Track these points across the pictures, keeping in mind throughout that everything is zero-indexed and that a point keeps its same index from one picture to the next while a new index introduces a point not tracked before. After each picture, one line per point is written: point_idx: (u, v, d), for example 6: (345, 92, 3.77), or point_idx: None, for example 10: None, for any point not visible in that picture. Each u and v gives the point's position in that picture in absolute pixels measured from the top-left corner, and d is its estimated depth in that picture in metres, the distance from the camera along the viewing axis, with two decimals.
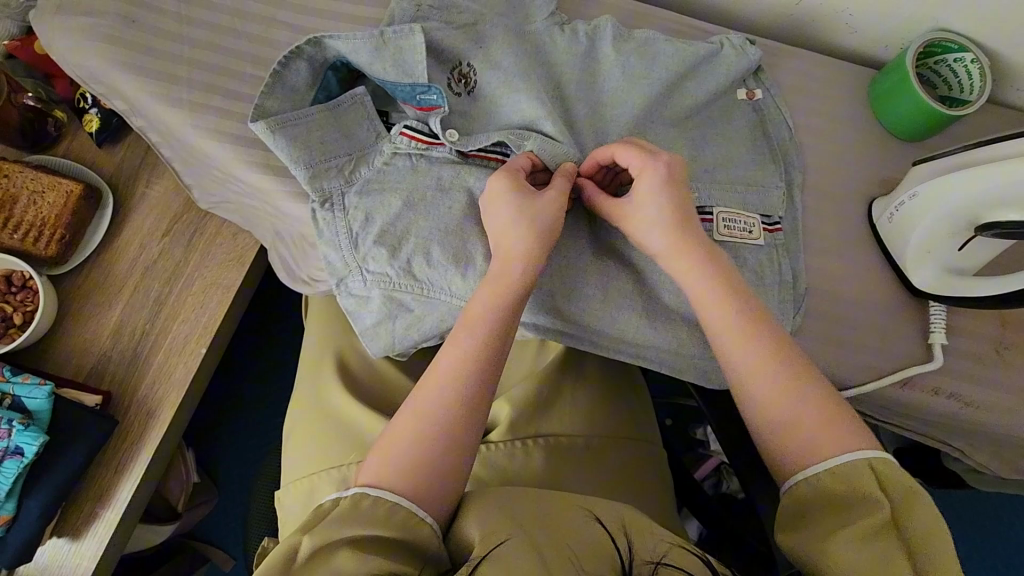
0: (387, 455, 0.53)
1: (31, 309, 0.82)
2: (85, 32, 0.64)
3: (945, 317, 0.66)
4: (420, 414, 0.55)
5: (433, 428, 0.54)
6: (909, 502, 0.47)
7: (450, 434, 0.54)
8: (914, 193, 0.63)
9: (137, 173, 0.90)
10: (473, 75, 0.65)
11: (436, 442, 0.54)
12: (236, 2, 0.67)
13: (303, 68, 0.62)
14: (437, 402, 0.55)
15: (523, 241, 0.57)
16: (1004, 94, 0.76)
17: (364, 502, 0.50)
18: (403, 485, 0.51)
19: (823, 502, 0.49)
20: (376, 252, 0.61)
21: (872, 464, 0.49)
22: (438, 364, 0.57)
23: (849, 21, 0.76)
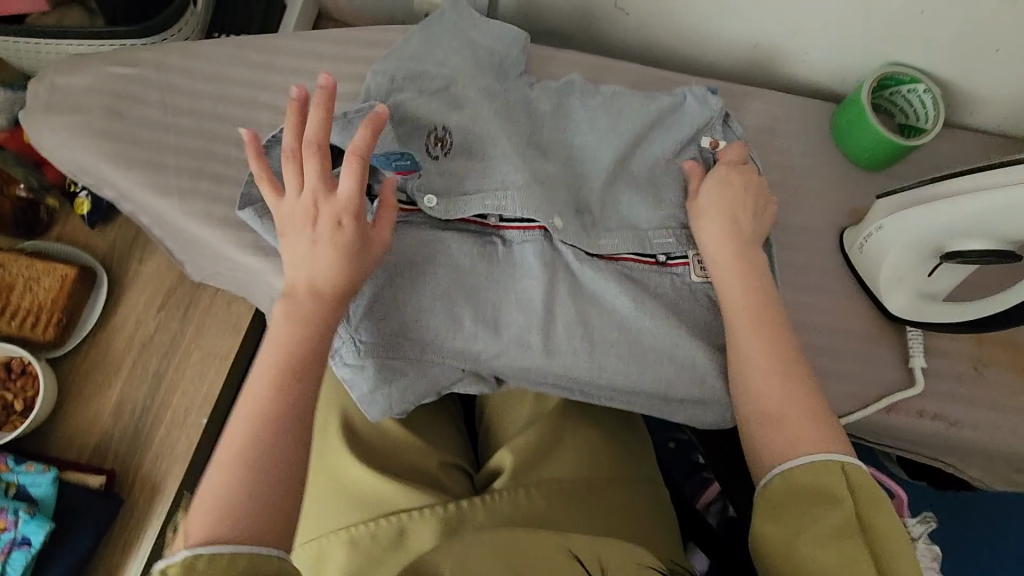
0: (204, 514, 0.47)
1: (32, 394, 0.83)
2: (73, 130, 0.66)
3: (923, 340, 0.68)
4: (226, 461, 0.49)
5: (241, 468, 0.49)
6: (873, 502, 0.50)
7: (270, 470, 0.49)
8: (879, 225, 0.66)
9: (130, 250, 0.92)
10: (449, 139, 0.67)
11: (257, 480, 0.49)
12: (219, 89, 0.70)
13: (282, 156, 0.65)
14: (262, 432, 0.50)
15: (310, 273, 0.56)
16: (959, 118, 0.80)
17: (196, 565, 0.44)
18: (259, 531, 0.48)
19: (795, 496, 0.52)
20: (368, 321, 0.63)
21: (842, 465, 0.52)
22: (248, 394, 0.52)
23: (806, 61, 0.80)
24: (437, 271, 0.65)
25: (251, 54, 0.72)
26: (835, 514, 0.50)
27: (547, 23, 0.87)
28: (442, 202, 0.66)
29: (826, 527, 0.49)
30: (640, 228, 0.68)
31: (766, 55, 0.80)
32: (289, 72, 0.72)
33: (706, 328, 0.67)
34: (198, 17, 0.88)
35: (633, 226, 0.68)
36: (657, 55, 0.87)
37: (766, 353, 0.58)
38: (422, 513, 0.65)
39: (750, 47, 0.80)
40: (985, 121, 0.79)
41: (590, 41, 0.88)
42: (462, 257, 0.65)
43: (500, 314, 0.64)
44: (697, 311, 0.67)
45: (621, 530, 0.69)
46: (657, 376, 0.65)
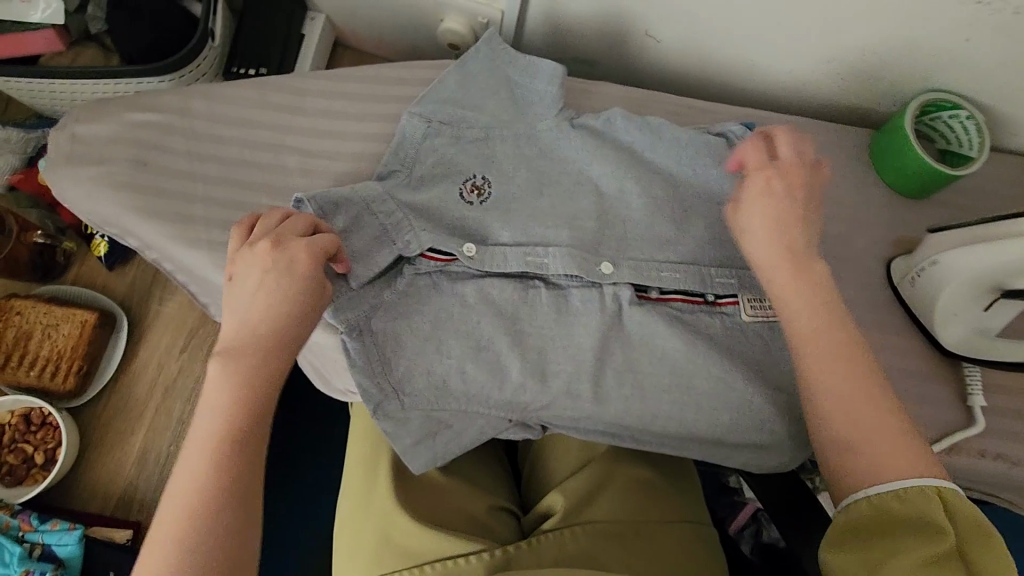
0: None
1: (53, 446, 0.81)
2: (97, 180, 0.64)
3: (981, 376, 0.66)
4: (166, 540, 0.43)
5: (185, 536, 0.44)
6: (976, 538, 0.44)
7: (219, 539, 0.44)
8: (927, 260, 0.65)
9: (149, 291, 0.89)
10: (486, 188, 0.66)
11: (202, 561, 0.43)
12: (247, 133, 0.68)
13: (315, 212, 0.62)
14: (200, 488, 0.45)
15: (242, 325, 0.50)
16: (1000, 141, 0.78)
17: None
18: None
19: (878, 525, 0.46)
20: (412, 374, 0.61)
21: (939, 491, 0.46)
22: (197, 454, 0.47)
23: (844, 86, 0.78)
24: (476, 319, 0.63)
25: (278, 94, 0.70)
26: (930, 546, 0.44)
27: (574, 50, 0.86)
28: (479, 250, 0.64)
29: (920, 560, 0.44)
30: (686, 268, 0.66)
31: (802, 82, 0.79)
32: (317, 112, 0.70)
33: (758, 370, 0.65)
34: (216, 51, 0.86)
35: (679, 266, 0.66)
36: (688, 81, 0.85)
37: (830, 386, 0.51)
38: (470, 559, 0.62)
39: (785, 73, 0.78)
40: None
41: (618, 68, 0.86)
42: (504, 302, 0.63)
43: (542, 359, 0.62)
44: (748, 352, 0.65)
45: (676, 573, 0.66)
46: (711, 421, 0.63)
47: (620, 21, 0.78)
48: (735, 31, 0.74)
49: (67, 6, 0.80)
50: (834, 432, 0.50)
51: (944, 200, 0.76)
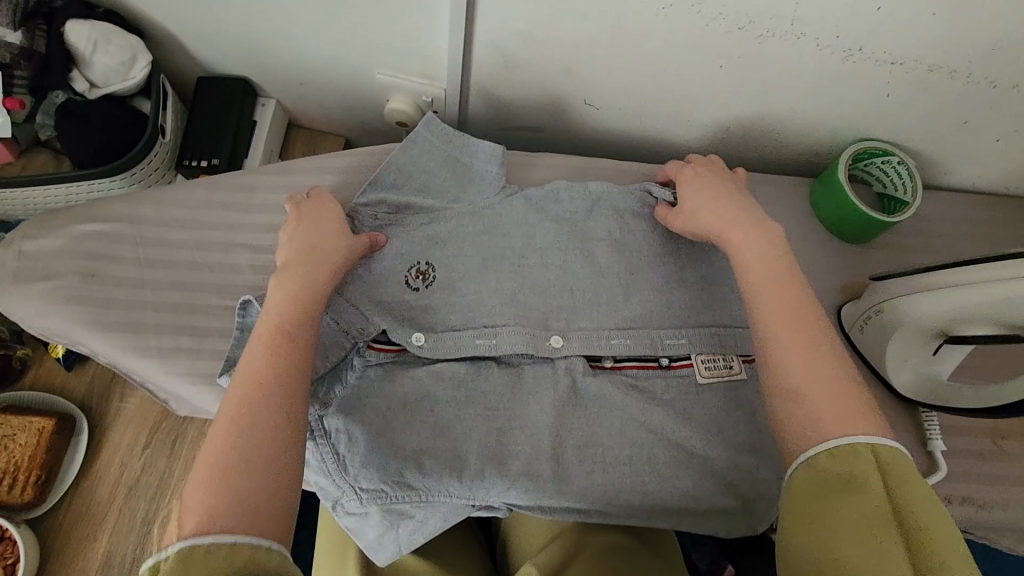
0: (196, 504, 0.43)
1: (12, 562, 0.78)
2: (44, 294, 0.63)
3: (938, 419, 0.66)
4: (226, 452, 0.45)
5: (232, 457, 0.45)
6: (906, 483, 0.42)
7: (263, 452, 0.46)
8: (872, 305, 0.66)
9: (109, 389, 0.88)
10: (431, 273, 0.67)
11: (254, 469, 0.45)
12: (195, 233, 0.68)
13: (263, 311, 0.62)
14: (242, 441, 0.46)
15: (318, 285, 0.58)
16: (935, 178, 0.81)
17: (194, 556, 0.39)
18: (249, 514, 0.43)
19: (822, 486, 0.44)
20: (366, 472, 0.59)
21: (874, 447, 0.44)
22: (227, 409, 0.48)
23: (779, 139, 0.80)
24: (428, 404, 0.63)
25: (223, 191, 0.71)
26: (870, 504, 0.42)
27: (518, 120, 0.88)
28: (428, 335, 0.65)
29: (859, 522, 0.41)
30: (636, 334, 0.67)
31: (738, 138, 0.81)
32: (264, 207, 0.71)
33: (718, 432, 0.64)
34: (167, 146, 0.88)
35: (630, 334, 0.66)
36: (630, 142, 0.88)
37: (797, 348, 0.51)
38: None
39: (721, 130, 0.81)
40: (958, 180, 0.81)
41: (564, 132, 0.89)
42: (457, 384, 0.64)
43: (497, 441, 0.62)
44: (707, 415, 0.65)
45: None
46: (675, 491, 0.62)
47: (558, 92, 0.81)
48: (668, 95, 0.77)
49: (14, 119, 0.81)
50: (781, 379, 0.50)
51: (885, 242, 0.78)
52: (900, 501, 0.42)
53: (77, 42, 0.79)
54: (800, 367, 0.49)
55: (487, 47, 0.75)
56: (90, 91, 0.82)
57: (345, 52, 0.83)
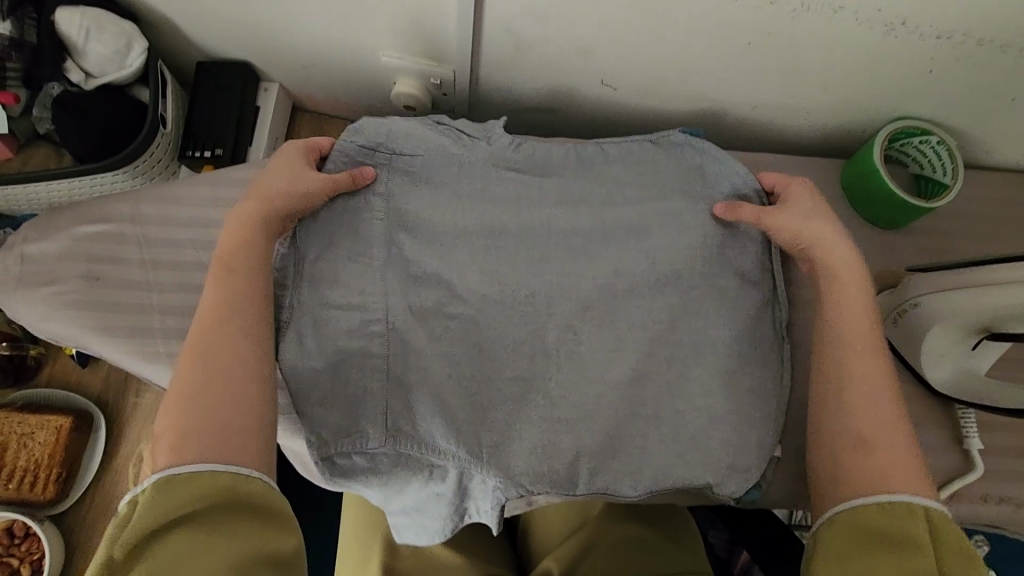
0: (175, 412, 0.47)
1: (38, 556, 0.79)
2: (50, 300, 0.62)
3: (975, 418, 0.63)
4: (179, 385, 0.49)
5: (193, 385, 0.48)
6: (961, 558, 0.47)
7: (200, 401, 0.48)
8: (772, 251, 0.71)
9: (125, 384, 0.87)
10: (431, 437, 0.62)
11: (215, 370, 0.49)
12: (201, 231, 0.66)
13: (382, 451, 0.62)
14: (195, 379, 0.48)
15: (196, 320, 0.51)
16: (974, 157, 0.76)
17: (188, 512, 0.44)
18: (214, 450, 0.46)
19: (878, 533, 0.49)
20: (371, 430, 0.61)
21: (927, 511, 0.50)
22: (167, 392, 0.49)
23: (808, 117, 0.75)
24: (512, 458, 0.62)
25: (226, 187, 0.68)
26: (916, 560, 0.47)
27: (531, 104, 0.84)
28: (440, 334, 0.64)
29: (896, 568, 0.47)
30: (634, 330, 0.66)
31: (768, 119, 0.77)
32: None
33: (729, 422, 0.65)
34: (168, 137, 0.85)
35: (655, 332, 0.66)
36: (648, 125, 0.83)
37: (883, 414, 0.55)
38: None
39: (749, 110, 0.76)
40: (1002, 159, 0.76)
41: (578, 116, 0.84)
42: (556, 426, 0.64)
43: (554, 444, 0.63)
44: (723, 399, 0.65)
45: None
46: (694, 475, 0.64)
47: (570, 76, 0.76)
48: (694, 76, 0.72)
49: (9, 114, 0.79)
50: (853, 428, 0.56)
51: (925, 227, 0.74)
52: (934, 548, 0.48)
53: (66, 29, 0.75)
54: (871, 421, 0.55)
55: (496, 26, 0.70)
56: (86, 82, 0.79)
57: (346, 35, 0.78)
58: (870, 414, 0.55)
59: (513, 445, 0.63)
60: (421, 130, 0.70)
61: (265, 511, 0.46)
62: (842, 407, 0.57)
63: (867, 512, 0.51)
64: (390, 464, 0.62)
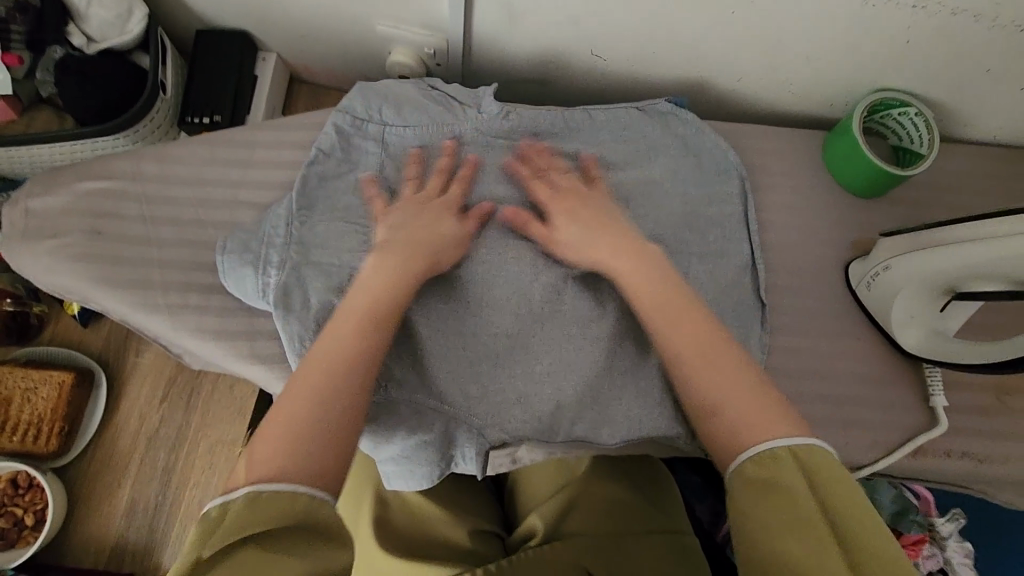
0: (285, 423, 0.49)
1: (41, 507, 0.82)
2: (53, 253, 0.64)
3: (942, 377, 0.66)
4: (295, 397, 0.50)
5: (324, 402, 0.50)
6: (835, 487, 0.47)
7: (326, 416, 0.50)
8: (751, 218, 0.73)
9: (125, 344, 0.90)
10: (422, 389, 0.65)
11: (344, 397, 0.51)
12: (200, 190, 0.69)
13: (373, 400, 0.64)
14: (337, 396, 0.51)
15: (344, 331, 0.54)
16: (952, 131, 0.78)
17: (259, 504, 0.44)
18: (306, 473, 0.47)
19: (763, 488, 0.49)
20: None
21: (796, 450, 0.50)
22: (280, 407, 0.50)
23: (791, 90, 0.77)
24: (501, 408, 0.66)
25: (224, 148, 0.71)
26: (795, 511, 0.47)
27: (523, 75, 0.86)
28: (431, 288, 0.67)
29: (787, 524, 0.46)
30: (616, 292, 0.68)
31: (752, 91, 0.79)
32: (267, 164, 0.71)
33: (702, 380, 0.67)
34: (168, 102, 0.87)
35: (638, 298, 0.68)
36: (636, 96, 0.85)
37: (731, 378, 0.56)
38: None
39: (734, 82, 0.78)
40: (980, 133, 0.78)
41: (568, 87, 0.86)
42: (539, 382, 0.66)
43: (539, 395, 0.66)
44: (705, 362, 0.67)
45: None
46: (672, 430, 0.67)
47: (560, 47, 0.78)
48: (681, 47, 0.74)
49: (12, 76, 0.80)
50: (704, 397, 0.57)
51: (902, 198, 0.76)
52: (821, 497, 0.47)
53: None
54: (712, 386, 0.56)
55: None
56: (88, 45, 0.81)
57: (342, 3, 0.80)
58: (715, 379, 0.56)
59: (499, 397, 0.66)
60: (415, 101, 0.74)
61: (335, 532, 0.45)
62: (685, 374, 0.58)
63: (745, 471, 0.51)
64: (380, 414, 0.65)
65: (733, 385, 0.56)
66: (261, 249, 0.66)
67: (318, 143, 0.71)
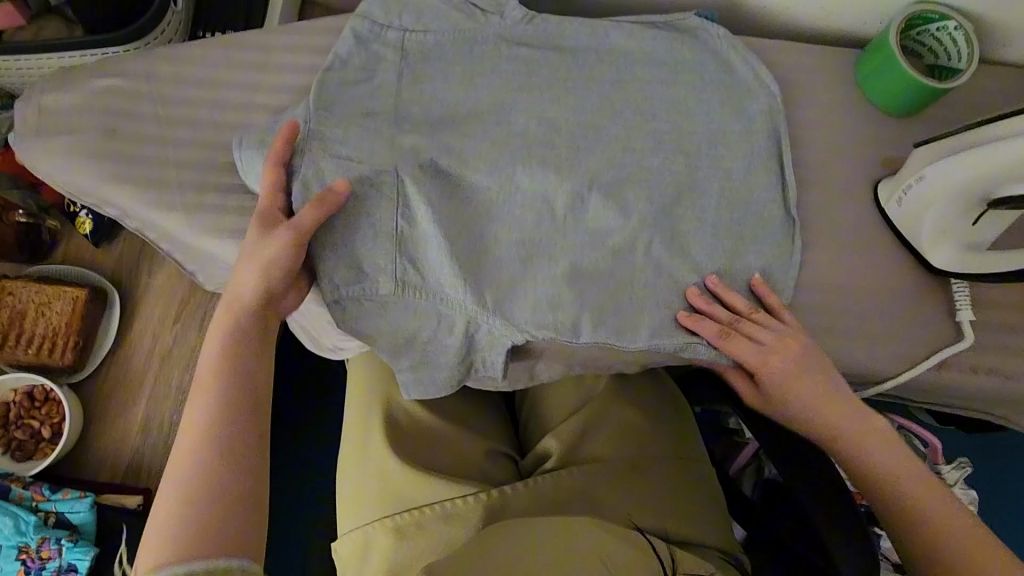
0: (170, 491, 0.49)
1: (58, 420, 0.82)
2: (66, 149, 0.63)
3: (969, 294, 0.66)
4: (180, 453, 0.51)
5: (195, 464, 0.50)
6: None
7: (203, 472, 0.50)
8: (780, 135, 0.71)
9: (138, 265, 0.89)
10: (444, 285, 0.62)
11: (214, 439, 0.51)
12: (215, 92, 0.67)
13: (392, 295, 0.63)
14: (195, 462, 0.50)
15: (199, 408, 0.52)
16: (988, 51, 0.76)
17: None
18: (222, 538, 0.48)
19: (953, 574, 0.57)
20: (383, 278, 0.62)
21: None
22: (170, 467, 0.51)
23: (823, 5, 0.75)
24: (523, 308, 0.63)
25: (240, 51, 0.69)
26: None
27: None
28: (454, 185, 0.65)
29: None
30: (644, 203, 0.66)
31: (784, 5, 0.76)
32: (283, 68, 0.69)
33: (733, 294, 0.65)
34: (179, 15, 0.84)
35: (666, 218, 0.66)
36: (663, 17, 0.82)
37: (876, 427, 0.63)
38: (466, 500, 0.67)
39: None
40: (1017, 53, 0.76)
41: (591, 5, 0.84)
42: (560, 292, 0.63)
43: (561, 299, 0.63)
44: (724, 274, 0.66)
45: (674, 508, 0.70)
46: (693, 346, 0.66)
47: None
48: None
49: None
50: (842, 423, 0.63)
51: (936, 117, 0.74)
52: None
53: None
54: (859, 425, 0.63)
55: None
56: None
57: None
58: (860, 423, 0.63)
59: (519, 298, 0.63)
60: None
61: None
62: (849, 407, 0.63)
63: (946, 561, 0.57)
64: (400, 312, 0.63)
65: (865, 424, 0.63)
66: (274, 144, 0.62)
67: (336, 49, 0.68)
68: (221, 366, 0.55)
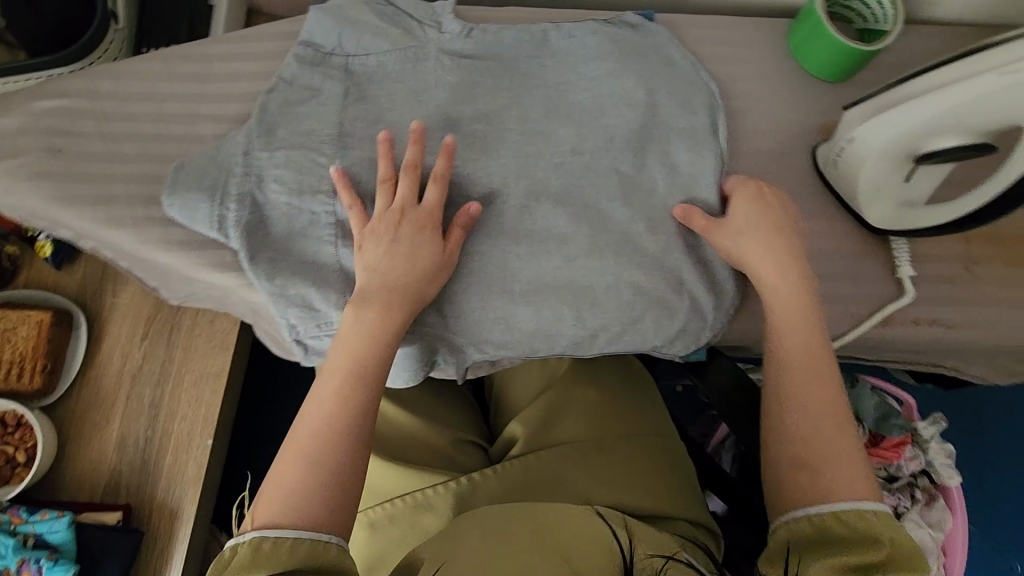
0: (294, 450, 0.54)
1: (31, 444, 0.83)
2: (10, 172, 0.63)
3: (908, 248, 0.68)
4: (303, 423, 0.55)
5: (323, 438, 0.54)
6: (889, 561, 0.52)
7: (320, 447, 0.54)
8: (722, 129, 0.71)
9: (102, 284, 0.90)
10: None
11: (351, 414, 0.55)
12: (157, 107, 0.68)
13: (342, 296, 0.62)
14: (325, 428, 0.54)
15: (333, 381, 0.56)
16: (917, 12, 0.78)
17: (264, 546, 0.49)
18: (319, 511, 0.52)
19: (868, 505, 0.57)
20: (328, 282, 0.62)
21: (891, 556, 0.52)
22: (297, 429, 0.55)
23: None
24: (489, 283, 0.64)
25: (179, 63, 0.69)
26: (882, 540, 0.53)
27: None
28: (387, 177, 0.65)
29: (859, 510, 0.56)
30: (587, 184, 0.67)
31: None
32: (223, 77, 0.70)
33: (687, 290, 0.66)
34: (122, 33, 0.85)
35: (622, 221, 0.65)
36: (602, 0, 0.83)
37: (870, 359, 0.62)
38: (436, 488, 0.68)
39: None
40: (944, 12, 0.77)
41: None
42: (527, 259, 0.64)
43: (533, 273, 0.64)
44: (677, 278, 0.66)
45: (650, 485, 0.72)
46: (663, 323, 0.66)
47: None
48: None
49: None
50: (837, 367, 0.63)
51: (870, 79, 0.75)
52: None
53: None
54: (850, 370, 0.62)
55: None
56: None
57: None
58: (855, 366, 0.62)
59: (480, 277, 0.64)
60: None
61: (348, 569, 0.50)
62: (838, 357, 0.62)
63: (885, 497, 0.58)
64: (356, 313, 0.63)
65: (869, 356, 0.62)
66: (220, 175, 0.63)
67: (277, 71, 0.68)
68: (389, 338, 0.58)
